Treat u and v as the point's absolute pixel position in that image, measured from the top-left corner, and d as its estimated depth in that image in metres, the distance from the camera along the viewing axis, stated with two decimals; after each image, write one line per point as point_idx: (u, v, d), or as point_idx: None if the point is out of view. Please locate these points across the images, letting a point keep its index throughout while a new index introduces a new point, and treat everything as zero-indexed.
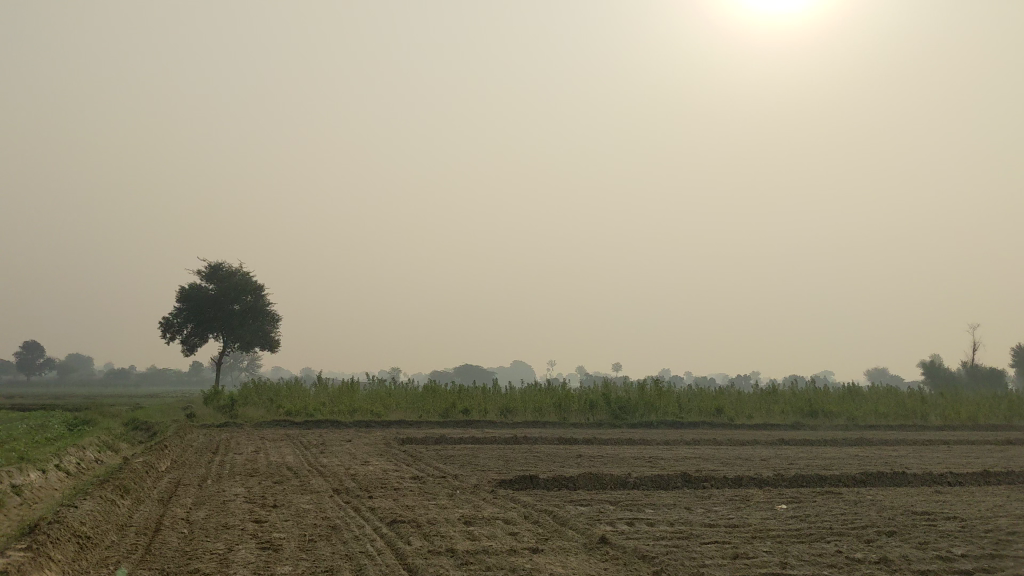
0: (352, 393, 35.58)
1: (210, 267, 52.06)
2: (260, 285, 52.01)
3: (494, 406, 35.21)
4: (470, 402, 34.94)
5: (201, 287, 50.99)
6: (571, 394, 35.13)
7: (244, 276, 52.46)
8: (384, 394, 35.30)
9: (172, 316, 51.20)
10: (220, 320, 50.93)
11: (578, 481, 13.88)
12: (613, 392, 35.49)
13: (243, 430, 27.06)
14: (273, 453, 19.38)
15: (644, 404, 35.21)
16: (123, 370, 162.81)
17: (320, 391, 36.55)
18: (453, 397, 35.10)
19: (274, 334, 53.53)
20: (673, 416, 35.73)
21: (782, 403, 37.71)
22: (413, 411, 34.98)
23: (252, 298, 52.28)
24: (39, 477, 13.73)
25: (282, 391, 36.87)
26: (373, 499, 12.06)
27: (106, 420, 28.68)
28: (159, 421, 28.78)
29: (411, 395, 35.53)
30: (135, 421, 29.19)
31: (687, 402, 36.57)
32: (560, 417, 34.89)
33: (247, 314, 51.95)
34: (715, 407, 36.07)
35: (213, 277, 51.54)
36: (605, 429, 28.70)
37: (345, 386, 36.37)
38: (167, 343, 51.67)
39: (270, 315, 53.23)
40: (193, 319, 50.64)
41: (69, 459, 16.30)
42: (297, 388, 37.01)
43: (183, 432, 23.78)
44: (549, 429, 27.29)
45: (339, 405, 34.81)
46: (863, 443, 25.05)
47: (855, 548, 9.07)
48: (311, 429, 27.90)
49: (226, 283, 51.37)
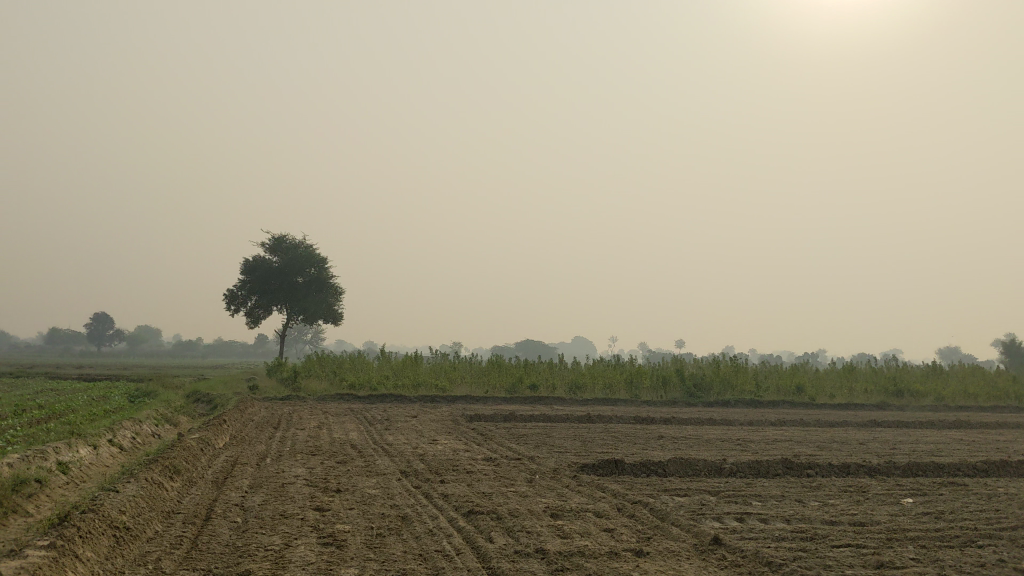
0: (416, 366, 34.71)
1: (274, 239, 51.70)
2: (324, 257, 51.47)
3: (564, 381, 34.05)
4: (538, 377, 33.84)
5: (264, 259, 50.65)
6: (643, 369, 33.78)
7: (307, 248, 51.98)
8: (449, 367, 34.36)
9: (236, 288, 51.01)
10: (284, 292, 50.51)
11: (669, 466, 12.57)
12: (686, 368, 34.07)
13: (305, 403, 26.30)
14: (336, 429, 18.39)
15: (718, 381, 33.76)
16: (191, 342, 165.21)
17: (383, 364, 35.75)
18: (520, 371, 34.02)
19: (337, 307, 52.93)
20: (750, 394, 34.13)
21: (864, 381, 35.82)
22: (478, 386, 33.99)
23: (315, 270, 51.76)
24: (89, 454, 12.89)
25: (345, 363, 36.17)
26: (445, 485, 10.91)
27: (167, 391, 28.15)
28: (221, 393, 28.21)
29: (476, 368, 34.52)
30: (197, 392, 28.66)
31: (764, 379, 34.94)
32: (632, 393, 33.58)
33: (311, 287, 51.45)
34: (794, 385, 34.37)
35: (277, 249, 51.13)
36: (680, 407, 27.34)
37: (409, 359, 35.51)
38: (232, 315, 51.49)
39: (334, 288, 52.64)
40: (257, 290, 50.34)
41: (124, 433, 15.51)
42: (360, 360, 36.26)
43: (244, 405, 23.06)
44: (621, 407, 26.01)
45: (403, 379, 33.95)
46: (962, 425, 23.27)
47: (1018, 557, 7.61)
48: (374, 403, 27.02)
49: (290, 255, 50.94)
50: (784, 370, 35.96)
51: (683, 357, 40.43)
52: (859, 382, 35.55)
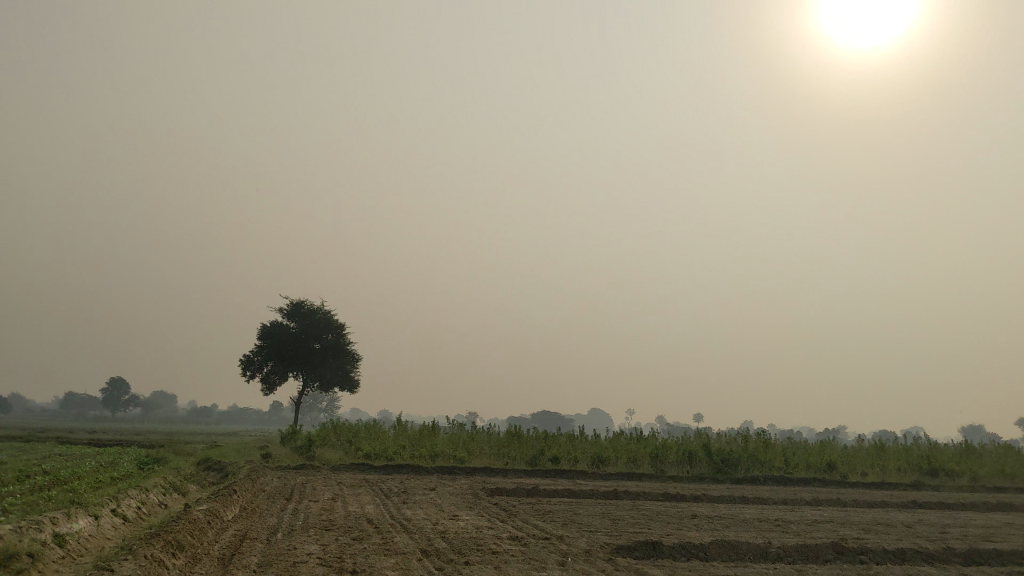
0: (433, 436, 33.78)
1: (292, 304, 51.25)
2: (341, 323, 50.91)
3: (587, 455, 32.98)
4: (559, 450, 32.80)
5: (281, 324, 50.15)
6: (668, 443, 32.73)
7: (325, 314, 51.48)
8: (467, 438, 33.44)
9: (252, 354, 50.42)
10: (301, 358, 49.84)
11: (711, 548, 11.71)
12: (713, 443, 33.01)
13: (319, 473, 25.45)
14: (351, 502, 17.52)
15: (746, 457, 32.64)
16: (206, 408, 164.29)
17: (399, 433, 34.84)
18: (541, 443, 33.01)
19: (354, 374, 52.09)
20: (780, 471, 32.94)
21: (897, 460, 34.57)
22: (498, 457, 32.98)
23: (332, 336, 51.14)
24: (90, 525, 12.10)
25: (360, 432, 35.26)
26: (471, 567, 10.05)
27: (177, 458, 27.35)
28: (232, 461, 27.40)
29: (495, 440, 33.56)
30: (208, 460, 27.87)
31: (794, 456, 33.79)
32: (657, 469, 32.46)
33: (328, 353, 50.75)
34: (825, 463, 33.19)
35: (294, 314, 50.65)
36: (708, 484, 26.26)
37: (427, 429, 34.59)
38: (248, 381, 50.80)
39: (351, 355, 51.90)
40: (274, 356, 49.69)
41: (128, 502, 14.72)
42: (376, 429, 35.37)
43: (255, 474, 22.23)
44: (646, 483, 24.98)
45: (419, 449, 33.00)
46: (1007, 508, 22.10)
47: None
48: (390, 474, 26.14)
49: (307, 320, 50.41)
50: (813, 447, 34.78)
51: (707, 432, 39.28)
52: (892, 459, 34.31)
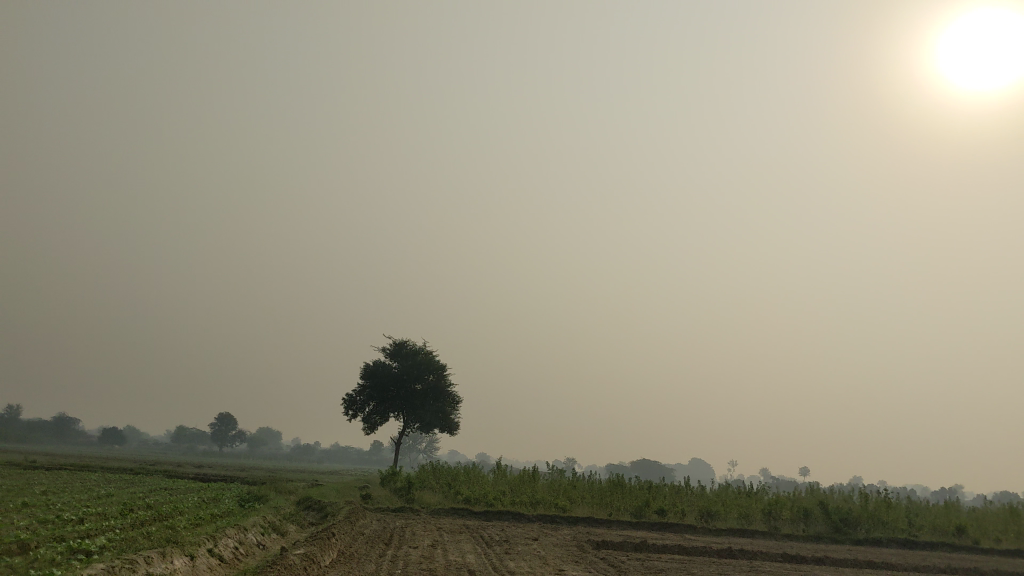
0: (534, 482, 32.92)
1: (394, 345, 51.34)
2: (443, 364, 50.72)
3: (695, 508, 31.54)
4: (666, 502, 31.51)
5: (384, 365, 50.20)
6: (782, 498, 31.09)
7: (427, 354, 51.37)
8: (569, 487, 32.45)
9: (355, 394, 50.57)
10: (402, 399, 49.73)
11: None
12: (830, 501, 31.23)
13: (419, 517, 24.92)
14: (451, 550, 16.84)
15: (867, 517, 30.74)
16: (309, 446, 166.72)
17: (499, 478, 34.08)
18: (646, 494, 31.74)
19: (454, 417, 51.62)
20: (904, 534, 30.91)
21: None
22: (601, 506, 31.85)
23: (434, 378, 50.94)
24: (185, 565, 11.69)
25: (461, 475, 34.62)
26: None
27: (278, 496, 27.20)
28: (332, 500, 27.09)
29: (598, 489, 32.49)
30: (308, 499, 27.65)
31: (919, 518, 31.67)
32: (770, 526, 30.85)
33: (429, 395, 50.50)
34: (955, 527, 30.97)
35: (397, 355, 50.70)
36: (826, 545, 24.72)
37: (527, 475, 33.74)
38: (349, 420, 50.92)
39: (452, 397, 51.52)
40: (376, 396, 49.71)
41: (225, 542, 14.34)
42: (475, 473, 34.71)
43: (355, 515, 21.82)
44: (761, 542, 23.62)
45: (520, 495, 32.18)
46: None
47: None
48: (491, 520, 25.43)
49: (409, 361, 50.35)
50: (939, 508, 32.59)
51: (823, 489, 37.29)
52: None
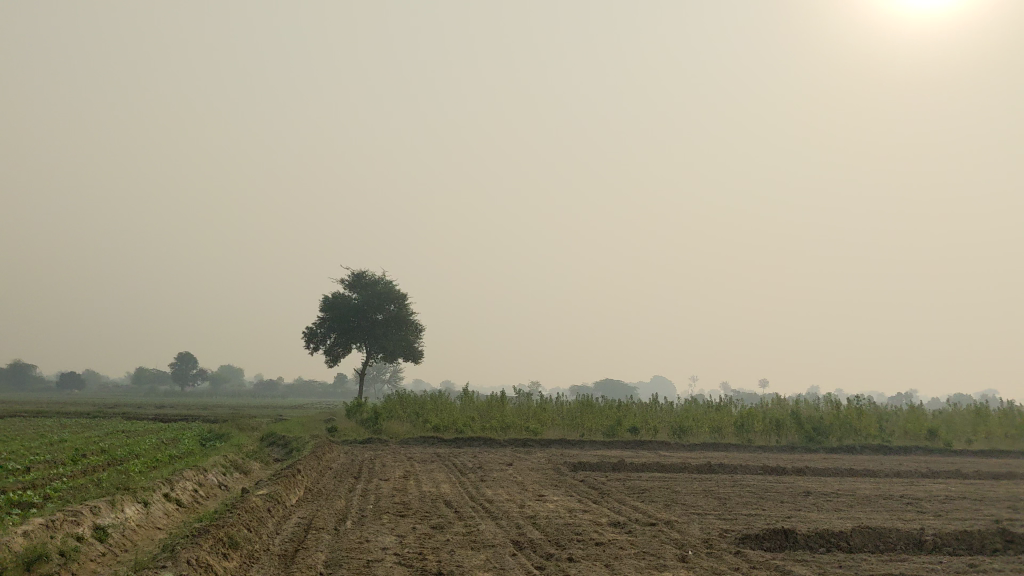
0: (503, 407, 32.34)
1: (353, 275, 50.12)
2: (403, 293, 49.75)
3: (666, 425, 31.22)
4: (638, 420, 31.12)
5: (343, 296, 49.07)
6: (754, 411, 30.79)
7: (387, 284, 50.33)
8: (539, 409, 31.90)
9: (315, 326, 49.52)
10: (364, 329, 48.81)
11: (854, 539, 9.94)
12: (802, 410, 31.04)
13: (387, 447, 24.21)
14: (424, 480, 16.08)
15: (838, 425, 30.64)
16: (272, 381, 165.73)
17: (466, 404, 33.45)
18: (617, 413, 31.29)
19: (417, 345, 50.85)
20: (876, 441, 30.91)
21: (1006, 426, 32.07)
22: (572, 428, 31.39)
23: (395, 307, 49.99)
24: (138, 513, 10.77)
25: (427, 403, 33.92)
26: (574, 563, 8.55)
27: (239, 433, 26.24)
28: (296, 435, 26.25)
29: (568, 410, 31.99)
30: (272, 435, 26.79)
31: (890, 423, 31.68)
32: (742, 438, 30.66)
33: (391, 324, 49.61)
34: (926, 430, 30.98)
35: (356, 286, 49.54)
36: (802, 455, 24.50)
37: (496, 399, 33.11)
38: (311, 353, 49.94)
39: (414, 326, 50.68)
40: (337, 328, 48.68)
41: (183, 485, 13.43)
42: (443, 400, 34.04)
43: (321, 449, 20.99)
44: (738, 455, 23.25)
45: (490, 420, 31.62)
46: None
47: None
48: (462, 447, 24.80)
49: (369, 291, 49.26)
50: (908, 411, 32.60)
51: (792, 400, 37.18)
52: (998, 422, 31.88)
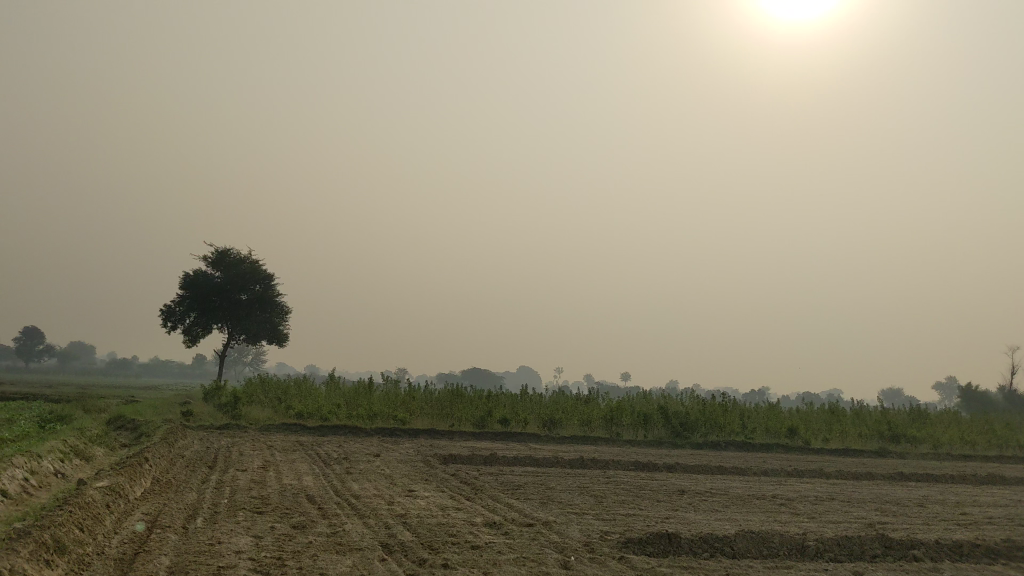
0: (370, 395, 31.33)
1: (216, 253, 47.83)
2: (270, 273, 47.86)
3: (536, 417, 30.88)
4: (508, 411, 30.63)
5: (205, 274, 46.76)
6: (623, 405, 30.75)
7: (253, 264, 48.27)
8: (407, 398, 31.03)
9: (173, 304, 47.08)
10: (226, 310, 46.72)
11: (738, 544, 9.61)
12: (670, 406, 31.23)
13: (247, 434, 22.90)
14: (285, 472, 15.06)
15: (705, 421, 30.96)
16: (125, 359, 158.53)
17: (332, 390, 32.25)
18: (487, 404, 30.75)
19: (283, 328, 49.06)
20: (739, 437, 31.40)
21: (860, 425, 33.11)
22: (441, 418, 30.69)
23: (260, 288, 48.05)
24: None
25: (291, 389, 32.59)
26: (450, 569, 7.87)
27: (83, 416, 24.38)
28: (147, 420, 24.58)
29: (438, 399, 31.24)
30: (121, 418, 25.01)
31: (753, 420, 32.25)
32: (611, 432, 30.62)
33: (255, 305, 47.68)
34: (788, 428, 31.66)
35: (219, 264, 47.30)
36: (670, 451, 24.51)
37: (362, 387, 32.06)
38: (168, 332, 47.50)
39: (280, 308, 48.86)
40: (197, 307, 46.41)
41: (11, 474, 12.05)
42: (307, 385, 32.73)
43: (173, 435, 19.58)
44: (609, 449, 23.04)
45: (356, 408, 30.55)
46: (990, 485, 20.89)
47: None
48: (326, 436, 23.73)
49: (233, 271, 47.12)
50: (770, 409, 33.26)
51: (658, 395, 37.49)
52: (852, 423, 32.90)
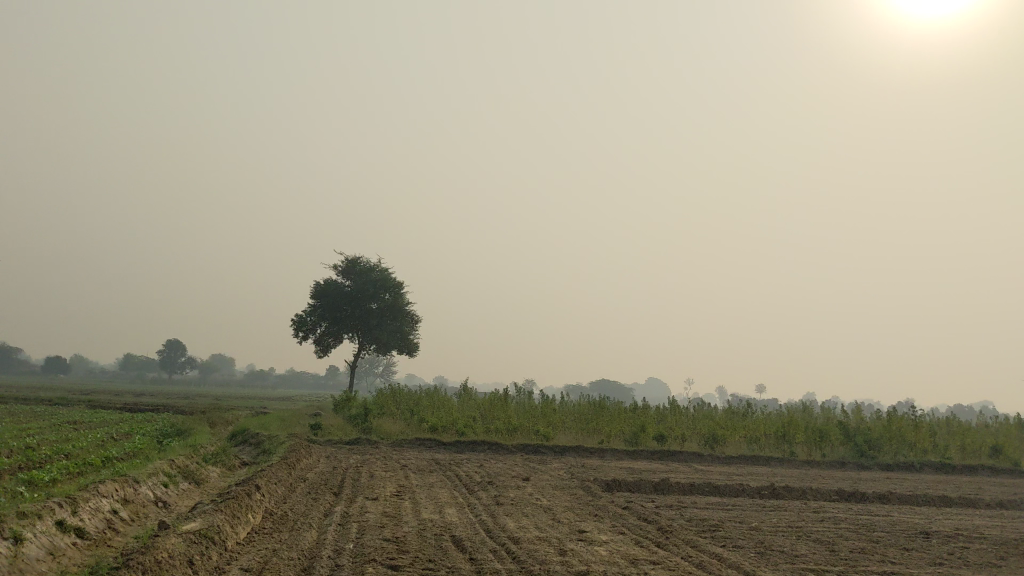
0: (507, 407, 28.68)
1: (346, 261, 46.37)
2: (399, 281, 46.01)
3: (696, 433, 27.58)
4: (664, 427, 27.44)
5: (335, 283, 45.26)
6: (797, 419, 27.13)
7: (382, 272, 46.57)
8: (549, 410, 28.25)
9: (304, 314, 45.85)
10: (356, 319, 45.13)
11: None
12: (849, 422, 27.47)
13: (376, 451, 20.60)
14: (423, 502, 12.40)
15: (891, 439, 27.02)
16: (262, 371, 161.81)
17: (465, 403, 29.79)
18: (638, 418, 27.65)
19: (413, 337, 47.08)
20: (932, 456, 27.31)
21: None
22: (586, 434, 27.77)
23: (390, 296, 46.24)
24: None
25: (423, 401, 30.32)
26: None
27: (205, 430, 22.52)
28: (271, 433, 22.59)
29: (583, 412, 28.37)
30: (244, 432, 23.09)
31: (946, 438, 28.06)
32: (783, 451, 27.02)
33: (385, 314, 45.94)
34: (991, 448, 27.38)
35: (349, 272, 45.77)
36: (862, 475, 20.94)
37: (498, 398, 29.52)
38: (300, 342, 46.26)
39: (411, 316, 46.97)
40: (328, 317, 45.03)
41: (95, 506, 9.77)
42: (440, 397, 30.38)
43: (298, 453, 17.32)
44: (794, 474, 19.64)
45: (494, 422, 27.96)
46: None
47: None
48: (465, 453, 21.22)
49: (364, 279, 45.47)
50: (963, 424, 28.96)
51: (825, 408, 33.52)
52: None
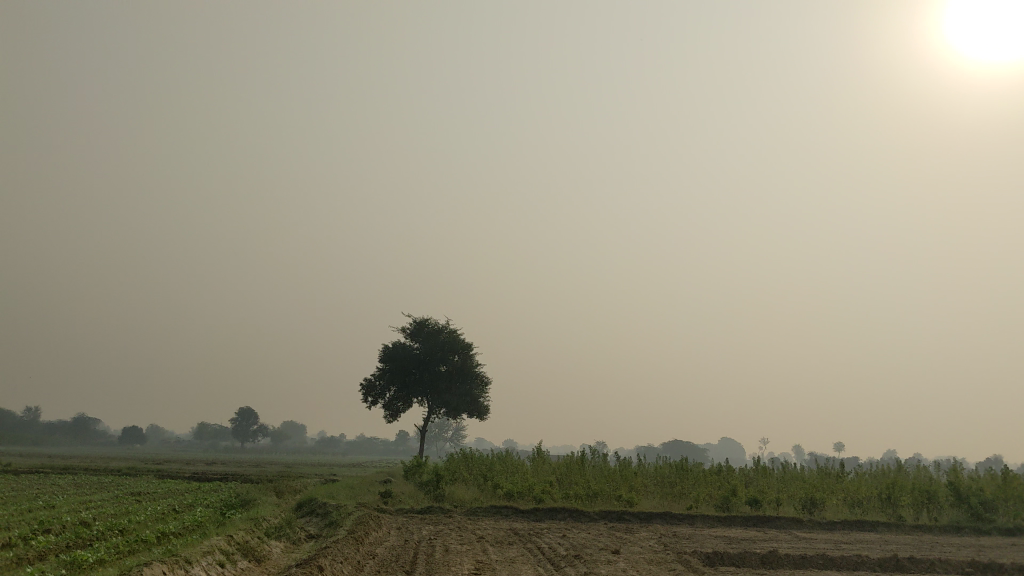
0: (585, 471, 27.12)
1: (414, 323, 45.52)
2: (468, 343, 44.86)
3: (791, 496, 25.54)
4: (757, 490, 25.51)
5: (404, 346, 44.41)
6: (901, 480, 25.03)
7: (451, 334, 45.51)
8: (631, 474, 26.58)
9: (373, 378, 45.05)
10: (426, 382, 44.05)
11: None
12: (959, 481, 25.24)
13: (450, 521, 19.29)
14: None
15: (1007, 499, 24.69)
16: (334, 439, 161.77)
17: (540, 467, 28.29)
18: (727, 481, 25.79)
19: (484, 400, 45.75)
20: None
21: None
22: (671, 498, 26.01)
23: (460, 358, 45.08)
24: None
25: (496, 466, 28.90)
26: None
27: (271, 500, 21.49)
28: (339, 503, 21.43)
29: (667, 475, 26.62)
30: (310, 502, 21.97)
31: None
32: (889, 514, 24.85)
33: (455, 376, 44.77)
34: None
35: (418, 334, 44.86)
36: (984, 541, 18.87)
37: (574, 462, 28.00)
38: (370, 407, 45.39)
39: (481, 378, 45.69)
40: (397, 380, 44.09)
41: None
42: (513, 462, 28.94)
43: (366, 525, 16.09)
44: (910, 542, 17.72)
45: (573, 486, 26.36)
46: None
47: None
48: (544, 521, 19.76)
49: (432, 341, 44.50)
50: None
51: (923, 467, 31.21)
52: None
